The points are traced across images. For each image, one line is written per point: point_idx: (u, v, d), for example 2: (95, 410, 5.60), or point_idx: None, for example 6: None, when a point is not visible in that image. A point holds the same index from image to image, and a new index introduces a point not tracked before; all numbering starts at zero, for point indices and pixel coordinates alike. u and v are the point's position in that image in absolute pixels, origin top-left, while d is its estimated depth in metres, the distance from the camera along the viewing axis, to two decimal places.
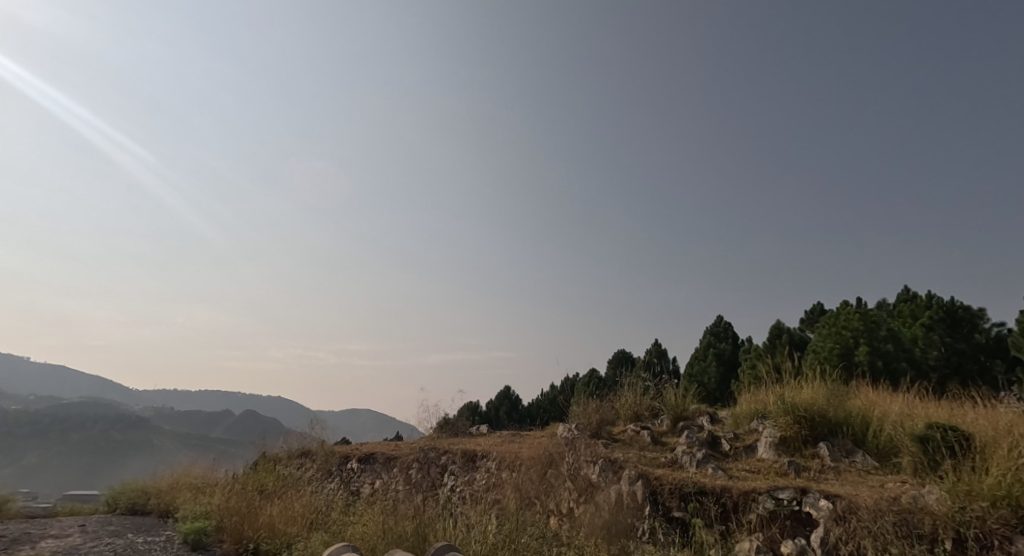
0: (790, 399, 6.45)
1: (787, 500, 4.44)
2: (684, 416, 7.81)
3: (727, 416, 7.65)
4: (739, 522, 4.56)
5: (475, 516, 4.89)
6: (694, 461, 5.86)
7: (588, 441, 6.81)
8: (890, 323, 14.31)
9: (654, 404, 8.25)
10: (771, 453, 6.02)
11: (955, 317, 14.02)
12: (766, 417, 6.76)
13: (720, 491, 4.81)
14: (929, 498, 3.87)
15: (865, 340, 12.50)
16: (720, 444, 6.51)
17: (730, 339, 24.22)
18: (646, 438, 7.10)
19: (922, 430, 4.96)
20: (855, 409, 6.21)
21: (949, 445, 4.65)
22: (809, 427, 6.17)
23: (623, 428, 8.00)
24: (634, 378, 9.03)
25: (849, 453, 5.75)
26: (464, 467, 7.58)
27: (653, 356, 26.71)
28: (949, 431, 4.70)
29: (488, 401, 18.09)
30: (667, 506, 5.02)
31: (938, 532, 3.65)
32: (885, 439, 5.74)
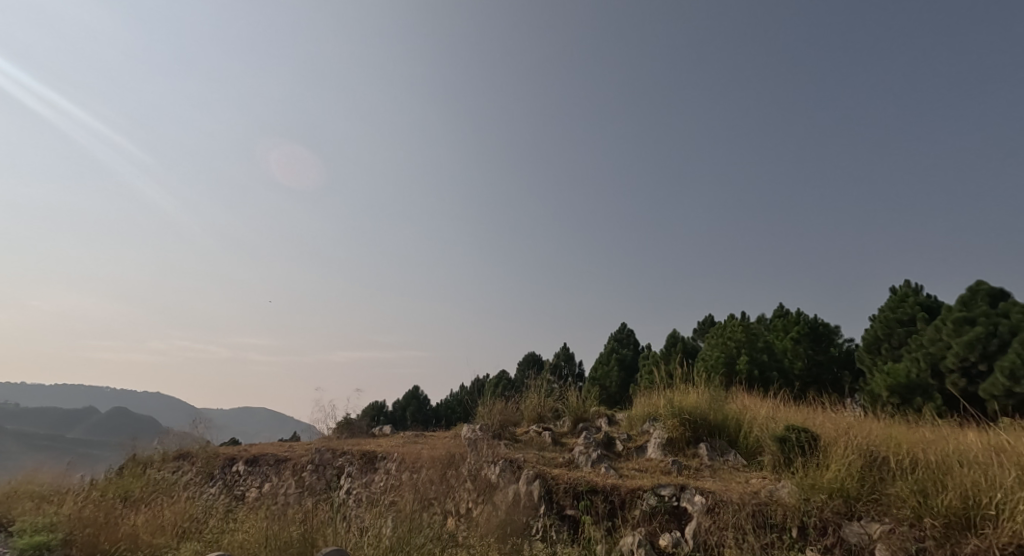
0: (678, 402, 6.97)
1: (668, 496, 4.79)
2: (584, 417, 8.16)
3: (623, 418, 8.10)
4: (624, 518, 4.83)
5: (369, 520, 4.79)
6: (589, 461, 6.14)
7: (491, 442, 6.90)
8: (766, 335, 15.95)
9: (556, 405, 8.56)
10: (659, 452, 6.45)
11: (818, 333, 15.93)
12: (657, 419, 7.25)
13: (610, 489, 5.07)
14: (782, 491, 4.36)
15: (745, 350, 13.82)
16: (615, 444, 6.88)
17: (631, 345, 25.62)
18: (548, 438, 7.34)
19: (782, 431, 5.58)
20: (731, 413, 6.84)
21: (801, 445, 5.27)
22: (692, 429, 6.69)
23: (526, 428, 8.20)
24: (538, 381, 9.30)
25: (723, 452, 6.31)
26: (362, 469, 7.39)
27: (560, 360, 27.54)
28: (802, 432, 5.33)
29: (394, 402, 17.75)
30: (561, 505, 5.18)
31: (788, 521, 4.11)
32: (753, 440, 6.37)
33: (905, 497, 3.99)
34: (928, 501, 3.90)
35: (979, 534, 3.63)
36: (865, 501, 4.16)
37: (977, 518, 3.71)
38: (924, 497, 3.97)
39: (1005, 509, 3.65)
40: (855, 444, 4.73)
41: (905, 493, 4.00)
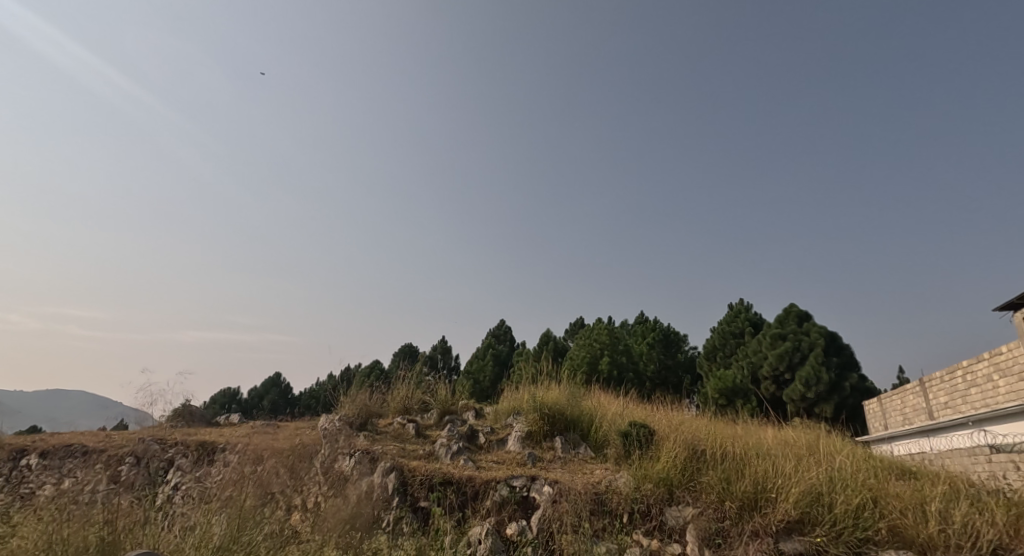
0: (539, 398, 7.23)
1: (519, 487, 4.91)
2: (451, 410, 8.12)
3: (489, 412, 8.19)
4: (475, 509, 4.83)
5: (196, 518, 4.28)
6: (449, 453, 6.08)
7: (348, 433, 6.53)
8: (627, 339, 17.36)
9: (424, 398, 8.40)
10: (518, 444, 6.58)
11: (669, 339, 18.24)
12: (520, 413, 7.44)
13: (465, 481, 5.05)
14: (619, 482, 4.68)
15: (608, 352, 14.84)
16: (477, 437, 6.90)
17: (507, 342, 26.26)
18: (411, 430, 7.15)
19: (626, 427, 6.02)
20: (586, 409, 7.23)
21: (640, 439, 5.72)
22: (550, 423, 6.94)
23: (391, 420, 7.89)
24: (407, 372, 9.04)
25: (575, 445, 6.63)
26: (196, 463, 6.61)
27: (437, 352, 27.36)
28: (642, 427, 5.80)
29: (250, 389, 16.32)
30: (415, 497, 4.98)
31: (619, 508, 4.42)
32: (603, 434, 6.78)
33: (713, 484, 4.50)
34: (730, 487, 4.43)
35: (764, 513, 4.19)
36: (684, 489, 4.61)
37: (763, 500, 4.29)
38: (728, 484, 4.52)
39: (785, 492, 4.27)
40: (682, 440, 5.25)
41: (714, 481, 4.51)
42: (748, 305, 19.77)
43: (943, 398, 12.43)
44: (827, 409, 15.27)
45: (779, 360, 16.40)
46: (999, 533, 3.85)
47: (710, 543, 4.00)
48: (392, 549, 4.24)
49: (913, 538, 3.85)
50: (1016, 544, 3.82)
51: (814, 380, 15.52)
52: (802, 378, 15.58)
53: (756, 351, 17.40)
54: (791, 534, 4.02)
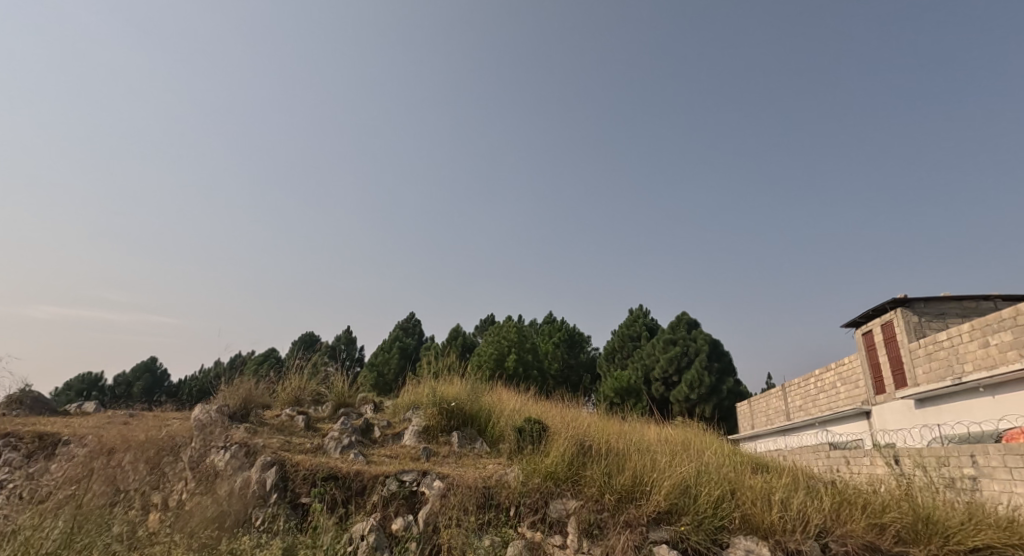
0: (439, 393, 7.10)
1: (409, 481, 4.78)
2: (347, 403, 7.74)
3: (388, 405, 7.91)
4: (359, 504, 4.58)
5: (22, 520, 3.69)
6: (338, 447, 5.76)
7: (225, 426, 5.97)
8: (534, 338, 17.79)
9: (318, 389, 7.93)
10: (414, 439, 6.39)
11: (574, 339, 19.56)
12: (419, 407, 7.28)
13: (352, 475, 4.78)
14: (509, 476, 4.73)
15: (515, 350, 15.06)
16: (372, 431, 6.64)
17: (414, 336, 25.84)
18: (300, 423, 6.71)
19: (521, 423, 6.11)
20: (485, 406, 7.20)
21: (533, 435, 5.81)
22: (448, 418, 6.82)
23: (279, 412, 7.34)
24: (302, 362, 8.49)
25: (472, 440, 6.55)
26: (31, 458, 5.74)
27: (340, 343, 26.30)
28: (536, 423, 5.91)
29: (118, 375, 14.59)
30: (296, 493, 4.64)
31: (506, 501, 4.46)
32: (499, 429, 6.77)
33: (596, 477, 4.69)
34: (610, 481, 4.64)
35: (639, 505, 4.43)
36: (570, 483, 4.75)
37: (639, 493, 4.54)
38: (609, 478, 4.73)
39: (659, 486, 4.56)
40: (571, 435, 5.42)
41: (597, 475, 4.70)
42: (646, 311, 21.07)
43: (799, 401, 14.05)
44: (706, 410, 16.67)
45: (669, 363, 17.58)
46: (824, 519, 4.28)
47: (588, 535, 4.16)
48: (267, 545, 3.92)
49: (759, 524, 4.24)
50: (838, 525, 4.24)
51: (697, 383, 16.88)
52: (687, 381, 16.87)
53: (650, 354, 18.50)
54: (660, 524, 4.28)
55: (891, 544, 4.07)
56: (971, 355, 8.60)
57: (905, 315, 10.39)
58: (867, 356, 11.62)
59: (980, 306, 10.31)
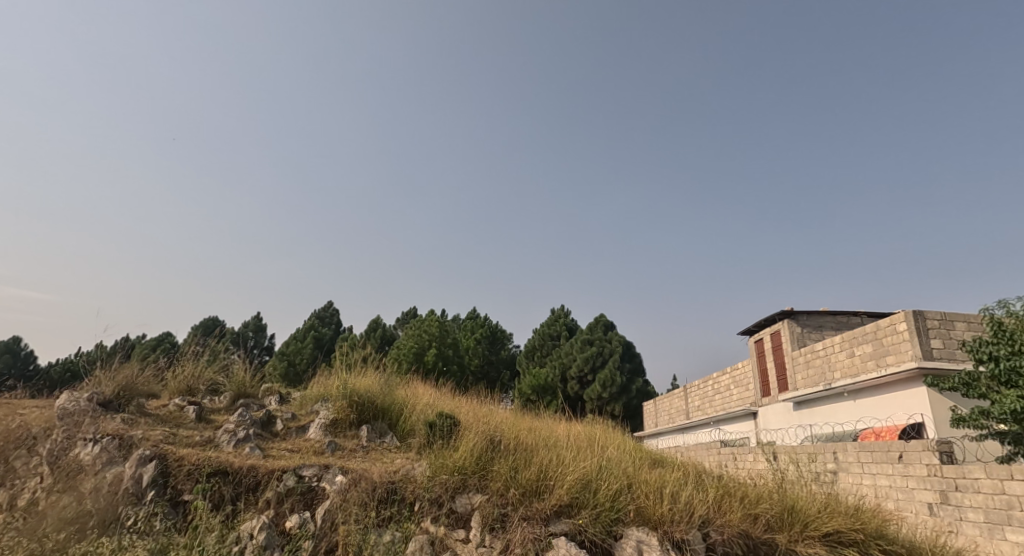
0: (350, 386, 6.90)
1: (308, 477, 4.60)
2: (247, 394, 7.30)
3: (293, 397, 7.55)
4: (250, 502, 4.33)
5: None
6: (232, 440, 5.42)
7: (97, 418, 5.41)
8: (456, 333, 17.78)
9: (215, 378, 7.42)
10: (319, 433, 6.15)
11: (495, 336, 19.85)
12: (327, 399, 7.02)
13: (245, 470, 4.52)
14: (416, 472, 4.71)
15: (435, 344, 14.92)
16: (273, 424, 6.32)
17: (330, 325, 24.92)
18: (191, 414, 6.25)
19: (432, 418, 6.08)
20: (398, 400, 7.08)
21: (443, 430, 5.79)
22: (358, 411, 6.64)
23: (165, 402, 6.78)
24: (199, 349, 7.89)
25: (381, 435, 6.42)
26: None
27: (249, 329, 24.83)
28: (447, 418, 5.90)
29: None
30: (177, 490, 4.31)
31: (410, 496, 4.43)
32: (410, 424, 6.67)
33: (503, 472, 4.77)
34: (516, 476, 4.75)
35: (542, 499, 4.57)
36: (476, 477, 4.80)
37: (543, 487, 4.68)
38: (515, 473, 4.84)
39: (562, 481, 4.73)
40: (482, 431, 5.48)
41: (504, 470, 4.79)
42: (566, 311, 21.72)
43: (697, 401, 15.11)
44: (615, 408, 17.50)
45: (585, 363, 18.23)
46: (707, 510, 4.65)
47: (490, 529, 4.23)
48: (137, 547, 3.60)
49: (650, 516, 4.52)
50: (718, 516, 4.62)
51: (609, 382, 17.66)
52: (600, 380, 17.63)
53: (567, 353, 19.11)
54: (560, 517, 4.44)
55: (761, 532, 4.49)
56: (841, 364, 9.67)
57: (791, 325, 11.51)
58: (757, 361, 12.71)
59: (851, 321, 11.61)
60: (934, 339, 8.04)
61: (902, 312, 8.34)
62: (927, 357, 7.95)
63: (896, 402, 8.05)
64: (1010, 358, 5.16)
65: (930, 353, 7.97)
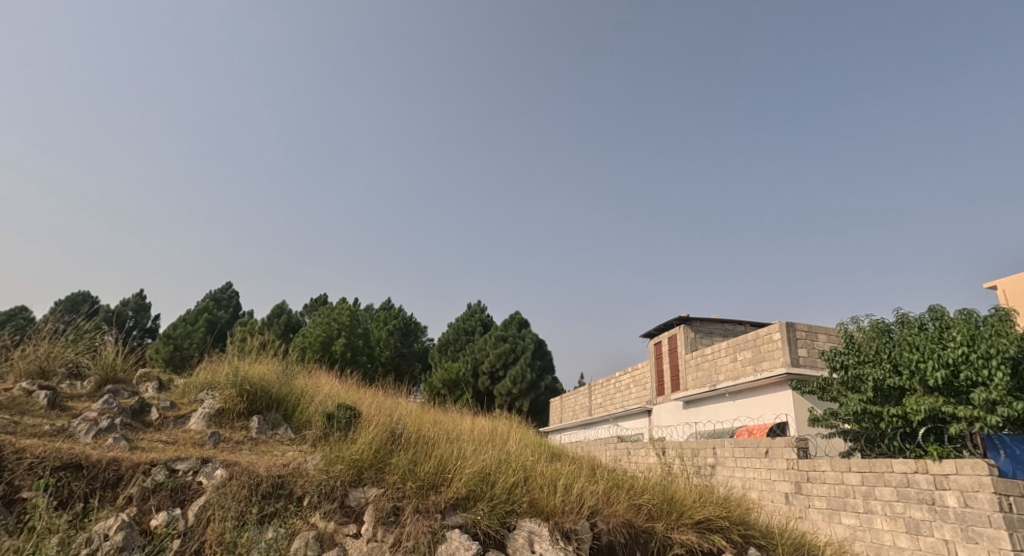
0: (242, 372, 6.47)
1: (182, 471, 4.27)
2: (118, 379, 6.62)
3: (175, 384, 6.95)
4: (108, 498, 3.93)
5: None
6: (92, 431, 4.89)
7: None
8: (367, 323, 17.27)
9: (77, 360, 6.64)
10: (200, 423, 5.71)
11: (408, 328, 19.53)
12: (214, 387, 6.53)
13: (104, 463, 4.10)
14: (309, 465, 4.54)
15: (345, 333, 14.39)
16: (146, 413, 5.78)
17: (225, 308, 23.14)
18: (42, 400, 5.54)
19: (330, 409, 5.86)
20: (295, 390, 6.74)
21: (342, 422, 5.60)
22: (249, 401, 6.25)
23: (10, 386, 5.96)
24: (61, 327, 7.02)
25: (274, 426, 6.08)
26: None
27: (129, 308, 22.49)
28: (347, 410, 5.71)
29: None
30: (16, 486, 3.81)
31: (299, 490, 4.25)
32: (307, 415, 6.36)
33: (401, 465, 4.71)
34: (415, 469, 4.70)
35: (438, 492, 4.56)
36: (373, 470, 4.70)
37: (441, 480, 4.68)
38: (414, 466, 4.79)
39: (460, 473, 4.76)
40: (383, 423, 5.37)
41: (402, 463, 4.72)
42: (482, 306, 21.87)
43: (599, 398, 15.82)
44: (523, 404, 17.88)
45: (497, 359, 18.45)
46: (596, 501, 4.88)
47: (383, 522, 4.16)
48: None
49: (543, 508, 4.66)
50: (606, 507, 4.86)
51: (520, 378, 18.03)
52: (510, 376, 17.93)
53: (480, 348, 19.23)
54: (456, 509, 4.46)
55: (643, 521, 4.80)
56: (724, 367, 10.55)
57: (686, 330, 12.38)
58: (655, 362, 13.54)
59: (737, 329, 12.73)
60: (801, 348, 9.03)
61: (777, 323, 9.26)
62: (795, 364, 8.90)
63: (767, 403, 8.94)
64: (856, 366, 5.91)
65: (797, 360, 8.94)
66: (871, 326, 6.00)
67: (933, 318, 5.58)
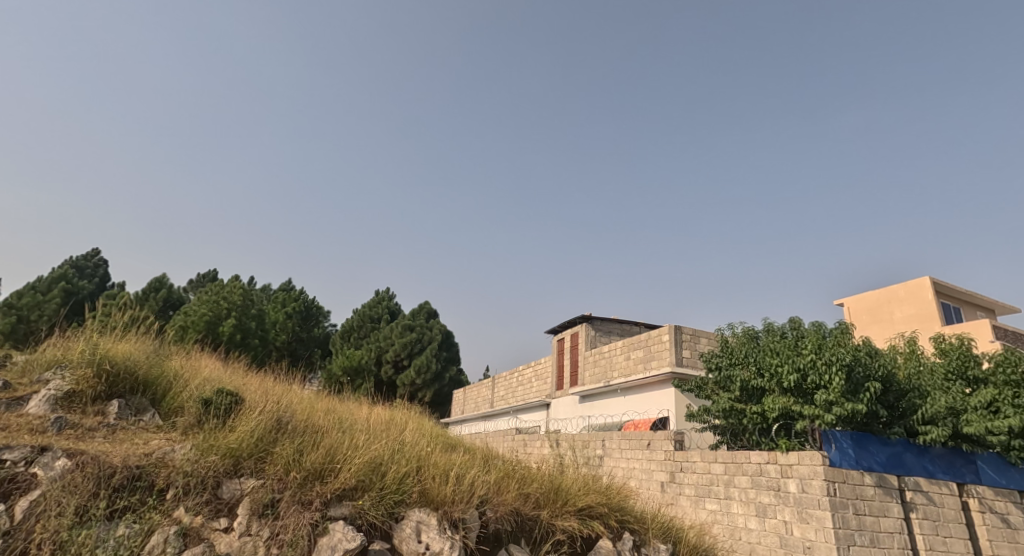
0: (103, 351, 5.81)
1: (14, 461, 3.77)
2: None
3: (15, 362, 6.09)
4: None
5: None
6: None
7: None
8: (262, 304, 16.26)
9: None
10: (43, 408, 5.06)
11: (309, 312, 18.57)
12: (65, 367, 5.81)
13: None
14: (176, 454, 4.20)
15: (235, 314, 13.39)
16: None
17: (89, 279, 20.48)
18: None
19: (208, 394, 5.44)
20: (168, 372, 6.18)
21: (221, 408, 5.24)
22: (109, 383, 5.63)
23: None
24: None
25: (138, 412, 5.54)
26: None
27: None
28: (227, 396, 5.34)
29: None
30: None
31: (161, 482, 3.92)
32: (179, 401, 5.84)
33: (284, 455, 4.49)
34: (299, 459, 4.50)
35: (324, 482, 4.40)
36: (252, 460, 4.44)
37: (328, 470, 4.52)
38: (299, 456, 4.59)
39: (349, 463, 4.62)
40: (268, 411, 5.08)
41: (286, 453, 4.50)
42: (390, 294, 21.45)
43: (501, 391, 16.10)
44: (426, 395, 17.77)
45: (403, 348, 18.12)
46: (487, 490, 4.95)
47: (258, 515, 3.96)
48: None
49: (434, 497, 4.65)
50: (496, 496, 4.96)
51: (425, 368, 17.87)
52: (415, 366, 17.73)
53: (385, 337, 18.77)
54: (342, 500, 4.34)
55: (530, 509, 4.97)
56: (619, 364, 11.18)
57: (588, 328, 12.95)
58: (556, 357, 14.02)
59: (633, 330, 13.54)
60: (686, 349, 9.80)
61: (667, 325, 9.97)
62: (679, 363, 9.64)
63: (653, 399, 9.61)
64: (728, 367, 6.52)
65: (681, 360, 9.69)
66: (743, 332, 6.67)
67: (792, 327, 6.31)
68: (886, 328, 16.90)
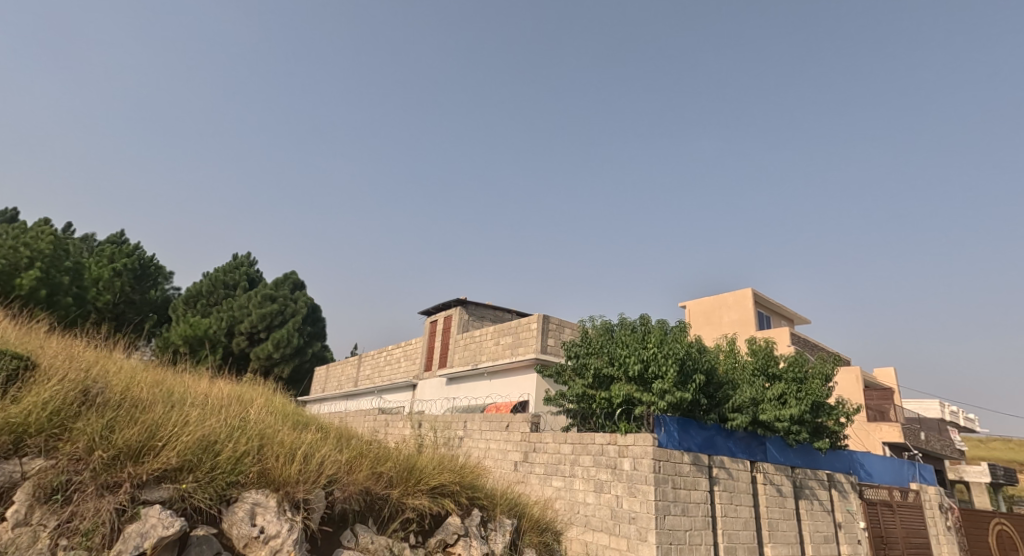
0: None
1: None
2: None
3: None
4: None
5: None
6: None
7: None
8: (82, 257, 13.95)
9: None
10: None
11: (145, 271, 16.34)
12: None
13: None
14: None
15: (40, 264, 11.30)
16: None
17: None
18: None
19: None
20: None
21: (3, 374, 4.36)
22: None
23: None
24: None
25: None
26: None
27: None
28: (13, 360, 4.47)
29: None
30: None
31: None
32: None
33: (89, 430, 3.87)
34: (110, 435, 3.91)
35: (140, 462, 3.87)
36: (43, 436, 3.77)
37: (147, 448, 3.98)
38: (109, 432, 3.99)
39: (174, 441, 4.12)
40: (72, 380, 4.35)
41: (90, 427, 3.88)
42: (250, 260, 19.65)
43: (366, 369, 15.61)
44: (283, 371, 16.65)
45: (261, 319, 16.68)
46: (336, 469, 4.71)
47: (43, 502, 3.39)
48: None
49: (276, 477, 4.33)
50: (346, 475, 4.74)
51: (284, 342, 16.68)
52: (272, 339, 16.46)
53: (240, 306, 17.15)
54: (161, 482, 3.87)
55: (381, 488, 4.86)
56: (487, 349, 11.40)
57: (461, 312, 13.02)
58: (427, 339, 13.93)
59: (504, 316, 13.90)
60: (551, 338, 10.29)
61: (536, 314, 10.36)
62: (543, 350, 10.09)
63: (516, 383, 9.96)
64: (585, 356, 6.97)
65: (546, 347, 10.15)
66: (601, 324, 7.16)
67: (641, 323, 6.92)
68: (716, 330, 19.30)
